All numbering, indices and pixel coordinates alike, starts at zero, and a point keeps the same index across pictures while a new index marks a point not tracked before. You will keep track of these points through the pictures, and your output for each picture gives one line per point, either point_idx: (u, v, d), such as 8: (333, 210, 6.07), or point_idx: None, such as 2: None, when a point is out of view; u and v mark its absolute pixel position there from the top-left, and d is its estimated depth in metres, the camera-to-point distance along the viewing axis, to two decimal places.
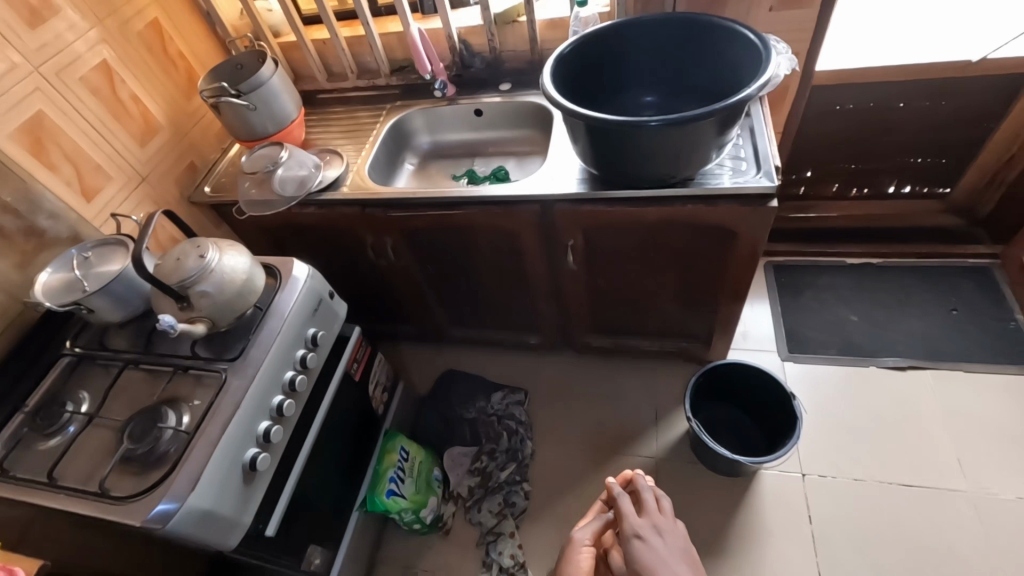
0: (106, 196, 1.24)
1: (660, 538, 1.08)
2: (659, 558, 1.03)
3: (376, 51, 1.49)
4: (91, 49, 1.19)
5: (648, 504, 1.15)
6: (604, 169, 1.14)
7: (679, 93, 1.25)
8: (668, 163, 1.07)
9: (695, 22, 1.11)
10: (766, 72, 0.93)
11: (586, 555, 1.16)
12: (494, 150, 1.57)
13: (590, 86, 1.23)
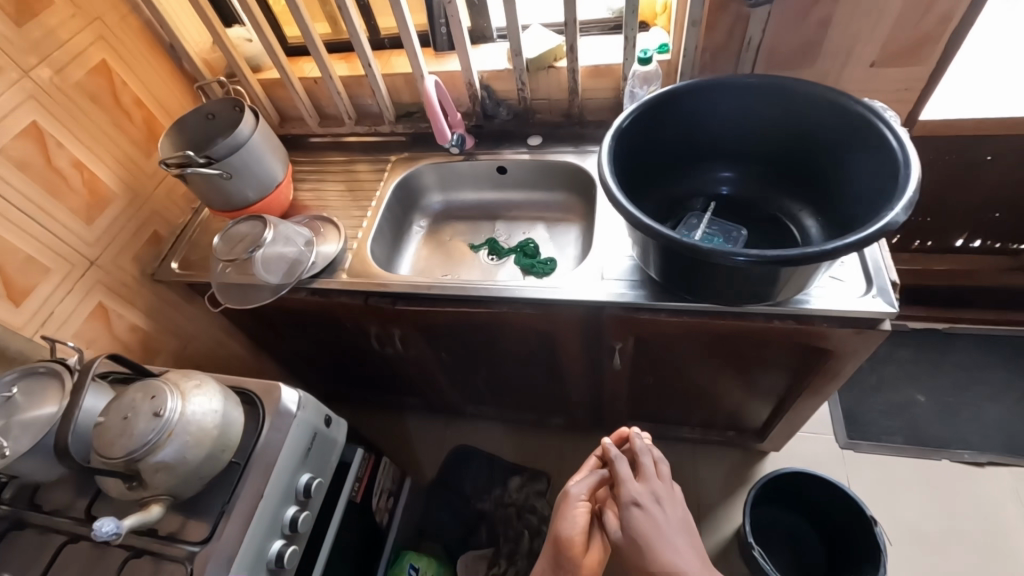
0: (41, 294, 0.99)
1: (666, 509, 0.79)
2: (666, 537, 0.75)
3: (380, 96, 1.23)
4: (15, 110, 0.93)
5: (647, 473, 0.83)
6: (670, 283, 0.91)
7: (774, 169, 1.01)
8: (756, 292, 0.85)
9: (811, 99, 0.87)
10: (910, 200, 0.70)
11: (579, 511, 0.83)
12: (520, 214, 1.32)
13: (660, 158, 1.00)
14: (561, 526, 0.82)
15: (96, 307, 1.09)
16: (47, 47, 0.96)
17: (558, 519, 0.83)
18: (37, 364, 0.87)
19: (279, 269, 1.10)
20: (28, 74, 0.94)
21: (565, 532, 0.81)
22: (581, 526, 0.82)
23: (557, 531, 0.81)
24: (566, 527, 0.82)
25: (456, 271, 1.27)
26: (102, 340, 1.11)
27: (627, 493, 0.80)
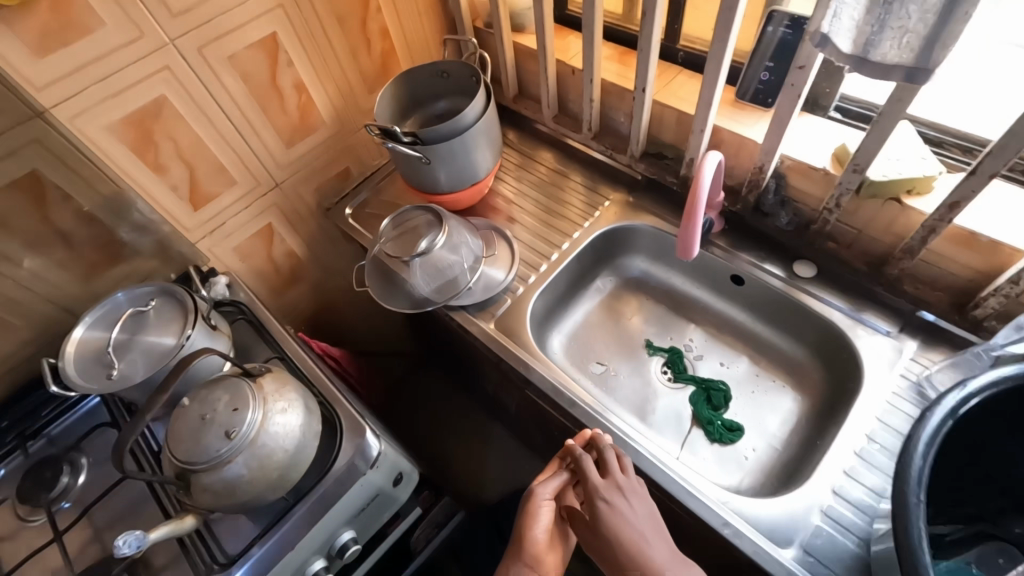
0: (219, 204, 0.96)
1: (637, 504, 0.67)
2: (641, 538, 0.64)
3: (637, 126, 0.95)
4: (261, 17, 0.84)
5: (612, 467, 0.70)
6: None
7: None
8: None
9: None
10: None
11: (546, 515, 0.68)
12: (728, 336, 1.00)
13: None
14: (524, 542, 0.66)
15: (264, 226, 1.06)
16: None
17: (526, 520, 0.68)
18: (175, 285, 0.85)
19: (434, 283, 0.94)
20: None
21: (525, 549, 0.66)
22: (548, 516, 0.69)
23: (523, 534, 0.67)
24: (530, 540, 0.67)
25: (617, 365, 1.01)
26: (258, 257, 1.09)
27: (596, 486, 0.68)
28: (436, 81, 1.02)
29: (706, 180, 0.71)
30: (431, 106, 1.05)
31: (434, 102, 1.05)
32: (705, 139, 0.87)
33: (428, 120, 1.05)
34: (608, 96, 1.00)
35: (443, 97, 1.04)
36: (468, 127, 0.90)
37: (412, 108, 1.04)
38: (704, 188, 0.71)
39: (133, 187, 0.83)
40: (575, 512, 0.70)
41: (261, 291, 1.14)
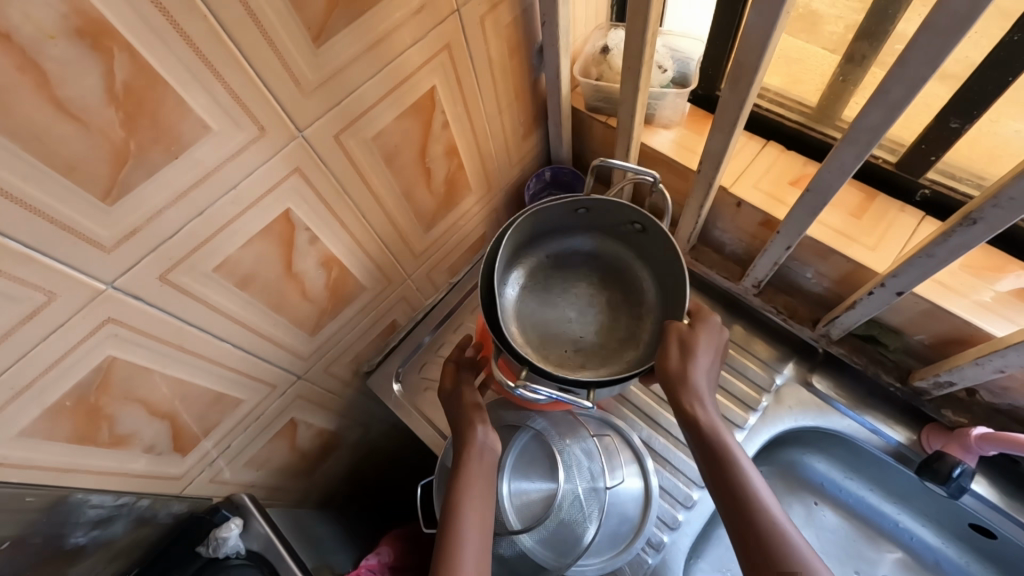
0: (220, 432, 0.64)
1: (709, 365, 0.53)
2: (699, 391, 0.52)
3: (859, 315, 0.61)
4: (266, 198, 0.48)
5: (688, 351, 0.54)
6: None
7: None
8: None
9: None
10: None
11: (484, 426, 0.62)
12: None
13: None
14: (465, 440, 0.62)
15: (286, 424, 0.74)
16: (352, 80, 0.47)
17: (464, 426, 0.63)
18: None
19: (535, 540, 0.63)
20: (303, 136, 0.47)
21: (472, 452, 0.61)
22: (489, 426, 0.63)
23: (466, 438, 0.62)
24: (477, 447, 0.61)
25: None
26: (280, 456, 0.78)
27: (678, 331, 0.53)
28: (564, 216, 0.63)
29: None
30: (546, 245, 0.66)
31: (550, 238, 0.66)
32: (998, 375, 0.54)
33: (542, 270, 0.66)
34: (799, 250, 0.65)
35: (564, 232, 0.66)
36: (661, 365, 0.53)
37: (523, 252, 0.65)
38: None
39: (80, 483, 0.51)
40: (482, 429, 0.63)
41: (287, 486, 0.84)
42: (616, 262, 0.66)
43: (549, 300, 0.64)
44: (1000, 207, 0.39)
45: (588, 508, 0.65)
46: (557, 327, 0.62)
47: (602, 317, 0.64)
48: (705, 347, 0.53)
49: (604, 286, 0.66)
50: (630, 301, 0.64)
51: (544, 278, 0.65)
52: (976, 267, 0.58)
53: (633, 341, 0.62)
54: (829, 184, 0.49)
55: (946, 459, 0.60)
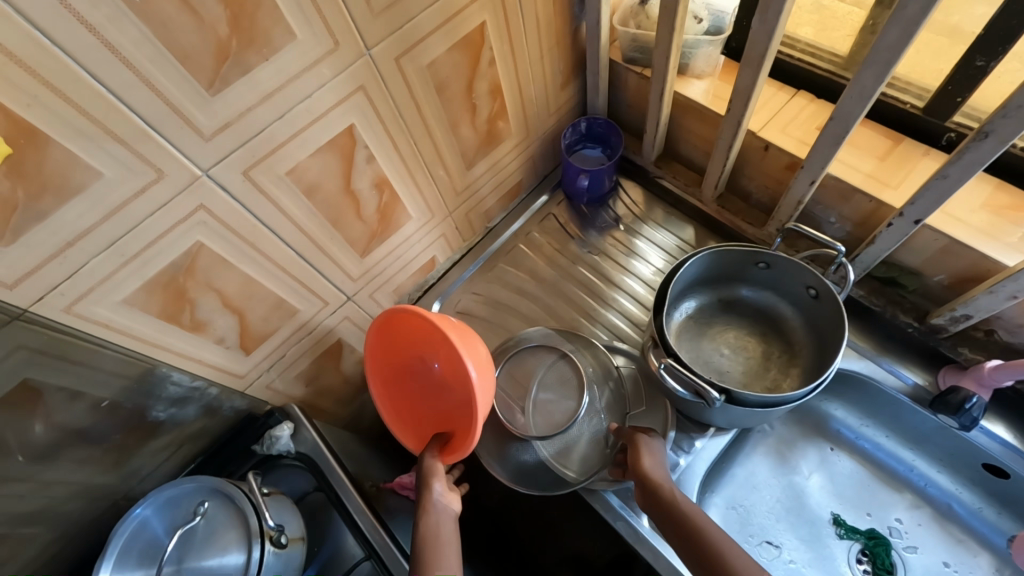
0: (278, 339, 0.71)
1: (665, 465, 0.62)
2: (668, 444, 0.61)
3: (879, 249, 0.64)
4: (335, 110, 0.55)
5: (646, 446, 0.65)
6: None
7: None
8: None
9: None
10: None
11: (442, 483, 0.63)
12: (954, 526, 0.73)
13: None
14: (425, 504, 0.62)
15: (333, 344, 0.81)
16: (414, 6, 0.53)
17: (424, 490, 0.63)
18: (230, 482, 0.63)
19: (554, 453, 0.71)
20: (369, 54, 0.53)
21: (436, 517, 0.61)
22: (442, 481, 0.64)
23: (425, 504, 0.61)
24: (440, 510, 0.61)
25: (795, 547, 0.74)
26: (325, 377, 0.85)
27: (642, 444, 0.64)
28: (747, 267, 0.72)
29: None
30: (716, 289, 0.76)
31: (727, 286, 0.76)
32: (1012, 303, 0.57)
33: (713, 305, 0.77)
34: (823, 191, 0.68)
35: (750, 284, 0.75)
36: (797, 405, 0.61)
37: (707, 284, 0.76)
38: None
39: (165, 358, 0.59)
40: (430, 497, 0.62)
41: (330, 409, 0.91)
42: (778, 318, 0.74)
43: (709, 332, 0.76)
44: (1009, 116, 0.43)
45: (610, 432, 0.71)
46: (704, 355, 0.74)
47: (754, 367, 0.73)
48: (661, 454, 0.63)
49: (767, 342, 0.74)
50: (786, 360, 0.73)
51: (710, 313, 0.77)
52: (997, 205, 0.60)
53: (777, 391, 0.71)
54: (850, 111, 0.53)
55: (961, 391, 0.63)
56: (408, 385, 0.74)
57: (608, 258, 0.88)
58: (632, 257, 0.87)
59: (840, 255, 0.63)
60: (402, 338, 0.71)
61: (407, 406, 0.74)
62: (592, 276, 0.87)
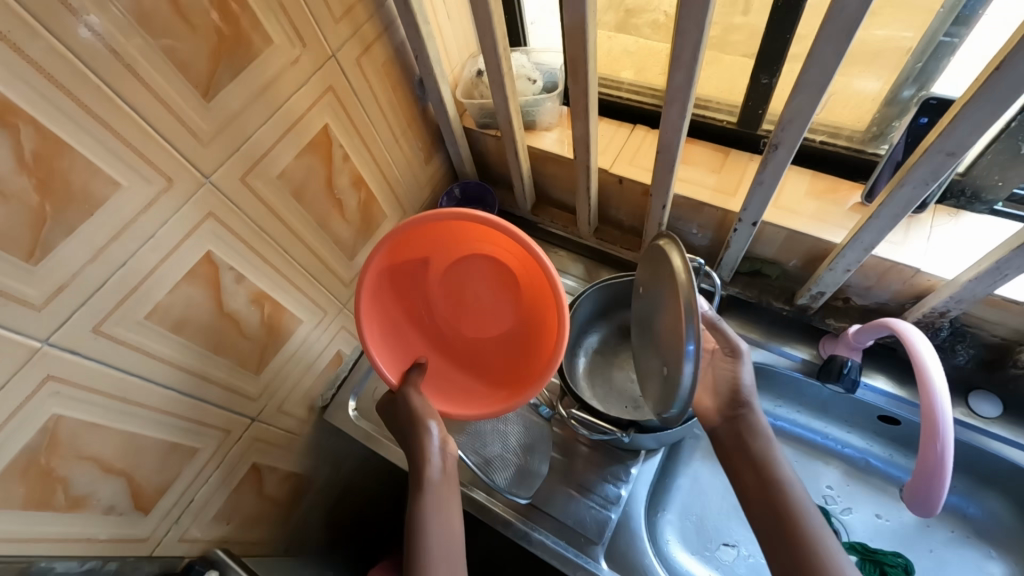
0: (180, 485, 0.66)
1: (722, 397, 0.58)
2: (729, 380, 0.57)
3: (734, 251, 0.71)
4: (186, 242, 0.53)
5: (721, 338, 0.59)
6: None
7: None
8: None
9: None
10: None
11: (440, 429, 0.61)
12: (876, 477, 0.79)
13: None
14: (421, 448, 0.61)
15: (247, 471, 0.76)
16: (247, 125, 0.54)
17: (418, 453, 0.61)
18: None
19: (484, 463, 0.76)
20: (209, 181, 0.52)
21: (429, 459, 0.60)
22: (443, 426, 0.62)
23: (424, 451, 0.60)
24: (433, 449, 0.61)
25: (749, 542, 0.77)
26: (248, 506, 0.79)
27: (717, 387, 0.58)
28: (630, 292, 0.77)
29: (940, 384, 0.50)
30: (611, 319, 0.80)
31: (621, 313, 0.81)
32: (849, 274, 0.64)
33: (613, 334, 0.81)
34: (678, 209, 0.74)
35: None
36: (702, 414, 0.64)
37: (601, 316, 0.80)
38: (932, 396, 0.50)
39: (43, 550, 0.52)
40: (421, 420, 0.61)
41: (263, 538, 0.84)
42: None
43: (616, 360, 0.79)
44: (787, 129, 0.49)
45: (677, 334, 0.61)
46: (617, 383, 0.77)
47: None
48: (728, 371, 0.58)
49: None
50: None
51: (613, 342, 0.80)
52: (816, 191, 0.68)
53: None
54: (671, 143, 0.59)
55: (836, 360, 0.70)
56: (414, 309, 0.72)
57: None
58: None
59: (702, 266, 0.70)
60: (408, 278, 0.70)
61: (400, 335, 0.69)
62: None
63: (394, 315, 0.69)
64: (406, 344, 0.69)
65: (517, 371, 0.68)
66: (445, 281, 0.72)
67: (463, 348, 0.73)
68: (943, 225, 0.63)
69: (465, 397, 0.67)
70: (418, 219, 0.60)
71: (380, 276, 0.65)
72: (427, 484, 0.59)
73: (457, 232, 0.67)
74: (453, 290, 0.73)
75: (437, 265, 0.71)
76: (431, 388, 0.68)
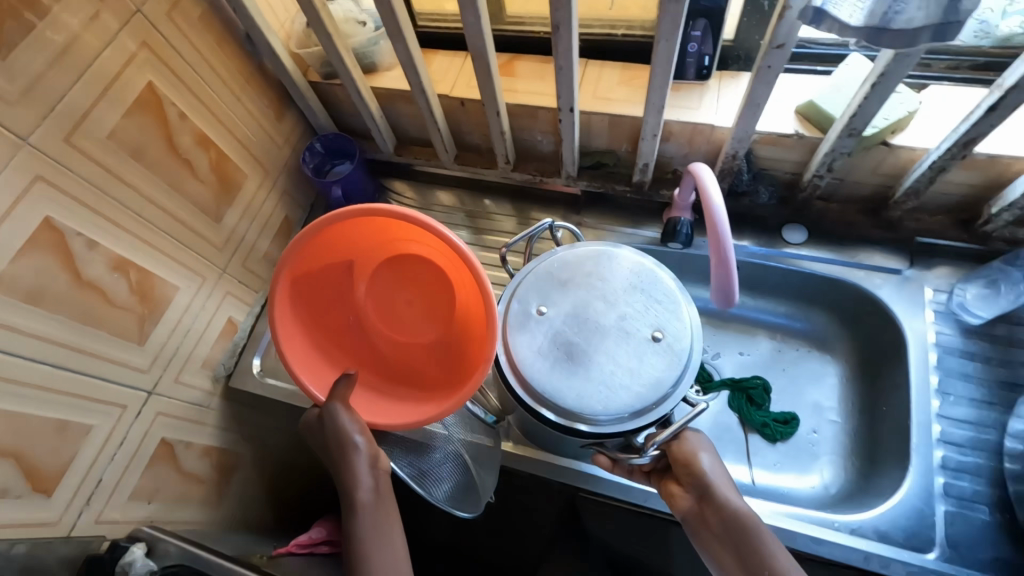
0: (81, 466, 0.66)
1: (725, 492, 0.56)
2: (722, 497, 0.55)
3: (570, 146, 0.79)
4: (18, 207, 0.53)
5: (689, 450, 0.58)
6: None
7: None
8: None
9: None
10: None
11: (367, 448, 0.62)
12: (732, 324, 0.91)
13: None
14: (349, 460, 0.61)
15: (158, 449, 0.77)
16: (56, 84, 0.55)
17: (349, 473, 0.62)
18: None
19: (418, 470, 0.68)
20: (29, 143, 0.53)
21: (358, 472, 0.62)
22: (370, 442, 0.62)
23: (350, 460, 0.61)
24: (362, 461, 0.61)
25: None
26: (170, 485, 0.79)
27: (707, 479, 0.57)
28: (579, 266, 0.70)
29: (716, 197, 0.60)
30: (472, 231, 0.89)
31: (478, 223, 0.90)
32: (659, 140, 0.74)
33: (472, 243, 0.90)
34: (517, 118, 0.81)
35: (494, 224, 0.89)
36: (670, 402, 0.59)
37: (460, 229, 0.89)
38: (716, 206, 0.59)
39: None
40: (347, 441, 0.61)
41: (193, 516, 0.85)
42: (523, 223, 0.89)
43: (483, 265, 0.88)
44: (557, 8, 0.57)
45: (630, 331, 0.63)
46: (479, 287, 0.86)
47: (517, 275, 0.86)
48: (706, 463, 0.57)
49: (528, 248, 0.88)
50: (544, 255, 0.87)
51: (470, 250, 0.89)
52: (625, 78, 0.78)
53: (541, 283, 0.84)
54: (480, 47, 0.66)
55: (671, 224, 0.80)
56: (340, 318, 0.70)
57: None
58: None
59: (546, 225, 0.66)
60: (328, 289, 0.68)
61: (326, 349, 0.67)
62: None
63: (317, 329, 0.67)
64: (335, 358, 0.67)
65: (444, 381, 0.65)
66: (376, 289, 0.70)
67: (405, 364, 0.70)
68: (726, 87, 0.74)
69: (403, 405, 0.64)
70: (338, 214, 0.55)
71: (294, 287, 0.63)
72: (359, 507, 0.62)
73: (373, 234, 0.64)
74: (384, 300, 0.71)
75: (361, 272, 0.69)
76: (362, 399, 0.65)
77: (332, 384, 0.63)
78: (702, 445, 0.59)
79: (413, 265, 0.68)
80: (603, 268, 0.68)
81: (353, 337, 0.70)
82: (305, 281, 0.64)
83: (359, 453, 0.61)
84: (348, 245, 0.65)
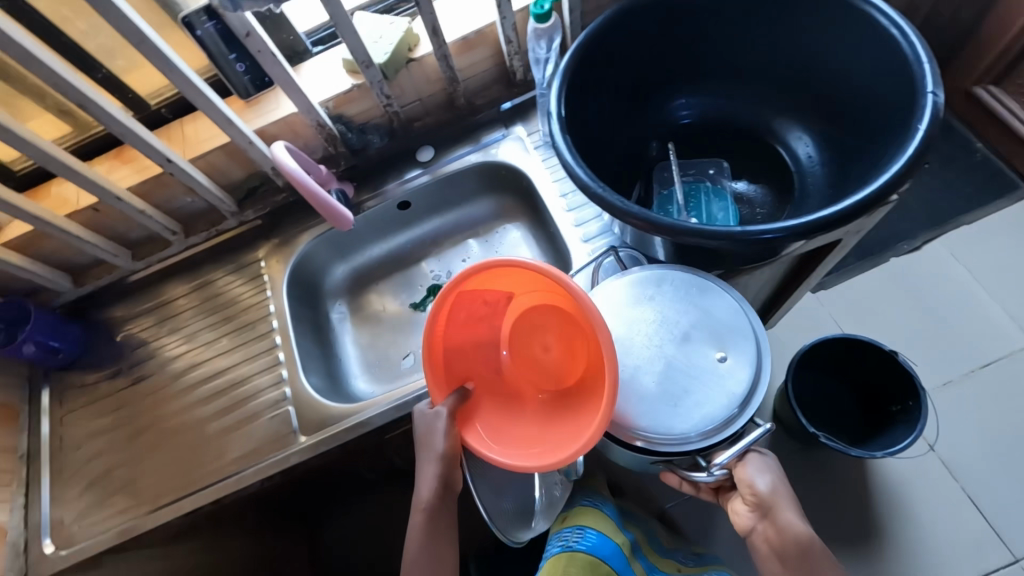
0: None
1: (782, 502, 0.67)
2: (777, 505, 0.67)
3: (202, 188, 0.89)
4: None
5: (745, 480, 0.69)
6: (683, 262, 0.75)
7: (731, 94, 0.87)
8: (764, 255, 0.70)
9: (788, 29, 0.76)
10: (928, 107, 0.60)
11: (442, 467, 0.70)
12: (445, 243, 1.07)
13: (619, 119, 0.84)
14: (428, 453, 0.69)
15: None
16: None
17: (420, 476, 0.71)
18: None
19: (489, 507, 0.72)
20: None
21: (421, 477, 0.70)
22: (452, 455, 0.70)
23: (426, 456, 0.69)
24: (429, 464, 0.70)
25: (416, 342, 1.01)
26: None
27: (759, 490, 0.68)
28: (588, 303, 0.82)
29: (291, 162, 0.78)
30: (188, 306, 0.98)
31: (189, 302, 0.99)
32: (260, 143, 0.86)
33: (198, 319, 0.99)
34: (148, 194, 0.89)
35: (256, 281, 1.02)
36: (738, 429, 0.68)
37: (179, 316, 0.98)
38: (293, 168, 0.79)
39: None
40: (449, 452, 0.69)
41: None
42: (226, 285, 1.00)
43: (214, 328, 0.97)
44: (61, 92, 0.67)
45: (722, 341, 0.72)
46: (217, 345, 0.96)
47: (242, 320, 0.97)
48: (760, 480, 0.68)
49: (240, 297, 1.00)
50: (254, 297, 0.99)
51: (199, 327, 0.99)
52: None
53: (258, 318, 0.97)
54: (40, 156, 0.73)
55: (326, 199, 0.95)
56: (475, 347, 0.76)
57: (135, 360, 0.96)
58: (150, 341, 0.97)
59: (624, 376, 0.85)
60: (476, 314, 0.74)
61: (458, 363, 0.74)
62: (140, 382, 0.94)
63: (456, 350, 0.73)
64: (463, 366, 0.74)
65: (556, 432, 0.66)
66: (520, 324, 0.76)
67: (496, 398, 0.73)
68: None
69: (482, 428, 0.69)
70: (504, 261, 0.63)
71: (451, 309, 0.70)
72: (418, 502, 0.71)
73: (513, 284, 0.71)
74: (528, 342, 0.75)
75: (508, 307, 0.75)
76: (464, 415, 0.71)
77: (450, 390, 0.71)
78: (765, 460, 0.70)
79: (548, 310, 0.74)
80: (607, 311, 0.75)
81: (483, 360, 0.76)
82: (463, 301, 0.71)
83: (450, 465, 0.70)
84: (496, 286, 0.72)
